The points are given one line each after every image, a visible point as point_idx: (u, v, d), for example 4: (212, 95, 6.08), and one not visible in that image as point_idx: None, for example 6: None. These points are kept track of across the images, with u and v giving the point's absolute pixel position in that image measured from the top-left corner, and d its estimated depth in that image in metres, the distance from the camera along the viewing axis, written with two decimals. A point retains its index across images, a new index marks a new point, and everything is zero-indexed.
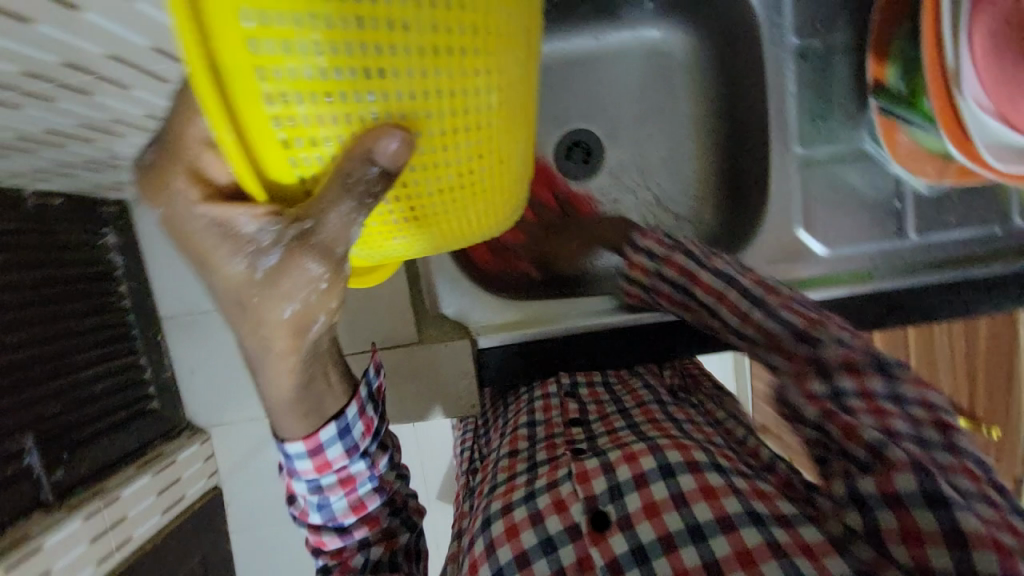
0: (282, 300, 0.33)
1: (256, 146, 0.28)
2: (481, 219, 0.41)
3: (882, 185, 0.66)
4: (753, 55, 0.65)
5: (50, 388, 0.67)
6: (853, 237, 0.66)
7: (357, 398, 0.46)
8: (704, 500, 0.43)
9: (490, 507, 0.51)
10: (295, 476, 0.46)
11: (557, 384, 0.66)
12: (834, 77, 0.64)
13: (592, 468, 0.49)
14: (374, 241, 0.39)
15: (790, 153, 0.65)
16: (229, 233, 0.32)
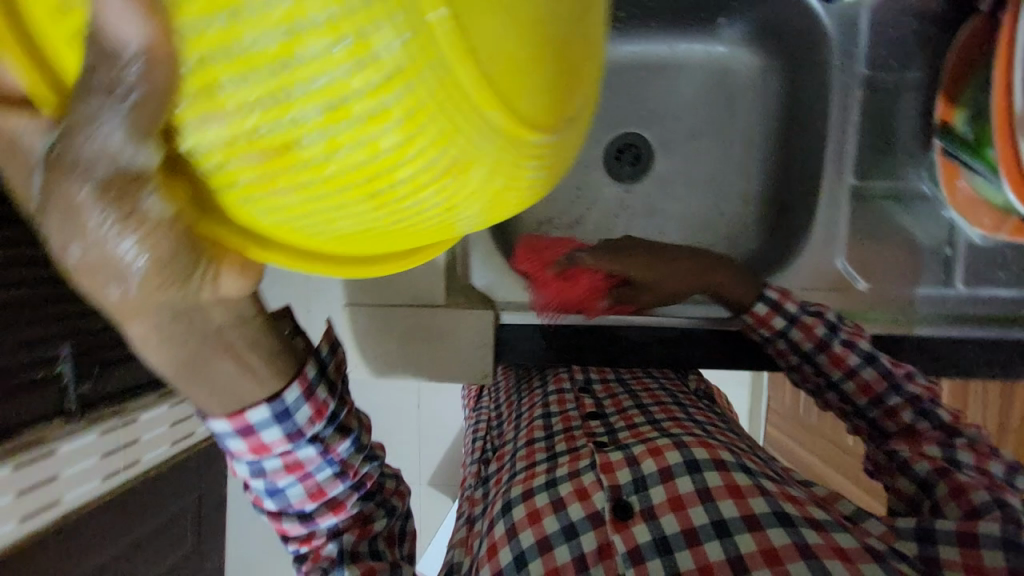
0: (70, 237, 0.26)
1: (34, 28, 0.23)
2: (387, 172, 0.24)
3: (934, 230, 0.65)
4: (820, 81, 0.65)
5: (78, 307, 0.64)
6: (896, 277, 0.65)
7: (300, 379, 0.43)
8: (731, 498, 0.45)
9: (511, 492, 0.53)
10: (235, 458, 0.44)
11: (573, 377, 0.69)
12: (900, 113, 0.64)
13: (616, 461, 0.51)
14: (254, 203, 0.26)
15: (843, 184, 0.64)
16: (7, 142, 0.26)
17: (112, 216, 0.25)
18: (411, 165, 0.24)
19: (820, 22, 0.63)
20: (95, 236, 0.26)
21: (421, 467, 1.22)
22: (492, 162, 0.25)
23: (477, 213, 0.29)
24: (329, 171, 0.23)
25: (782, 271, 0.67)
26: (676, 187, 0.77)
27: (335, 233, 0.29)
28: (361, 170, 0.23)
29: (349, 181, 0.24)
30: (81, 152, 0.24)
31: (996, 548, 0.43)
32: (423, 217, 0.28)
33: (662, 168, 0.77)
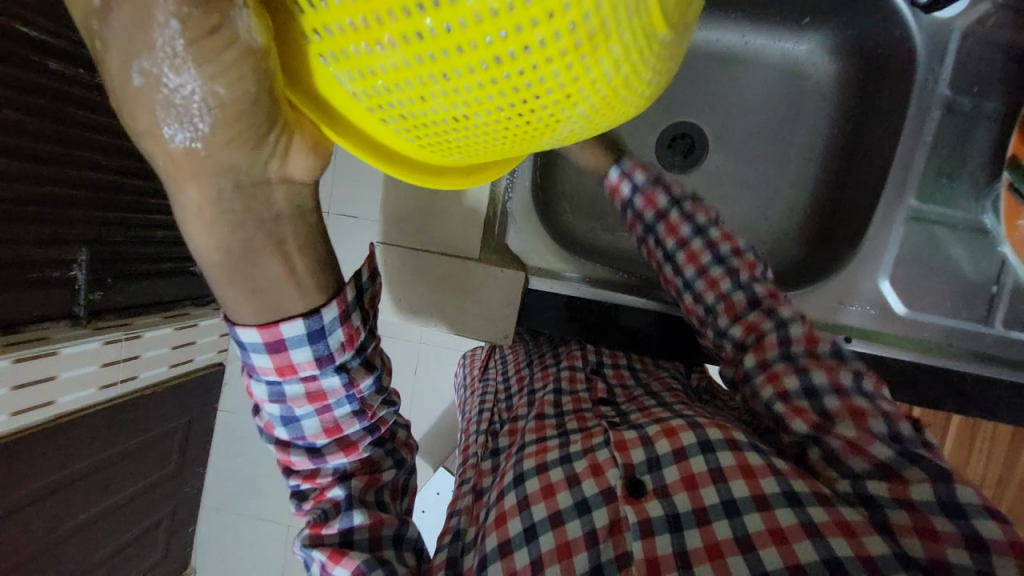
0: (135, 53, 0.27)
1: None
2: (518, 23, 0.23)
3: (985, 265, 0.63)
4: (896, 98, 0.64)
5: (116, 217, 0.78)
6: (937, 307, 0.64)
7: (339, 300, 0.42)
8: (744, 478, 0.46)
9: (524, 465, 0.53)
10: (255, 375, 0.43)
11: (584, 359, 0.67)
12: (972, 142, 0.62)
13: (630, 439, 0.51)
14: (361, 54, 0.25)
15: (903, 205, 0.63)
16: None
17: (183, 21, 0.27)
18: (543, 21, 0.23)
19: (909, 35, 0.61)
20: (162, 56, 0.27)
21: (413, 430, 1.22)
22: (617, 47, 0.25)
23: (581, 114, 0.28)
24: (461, 19, 0.23)
25: (822, 282, 0.65)
26: (724, 184, 0.76)
27: (426, 117, 0.28)
28: (488, 17, 0.23)
29: (469, 33, 0.23)
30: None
31: (945, 514, 0.42)
32: (526, 102, 0.26)
33: (713, 164, 0.76)
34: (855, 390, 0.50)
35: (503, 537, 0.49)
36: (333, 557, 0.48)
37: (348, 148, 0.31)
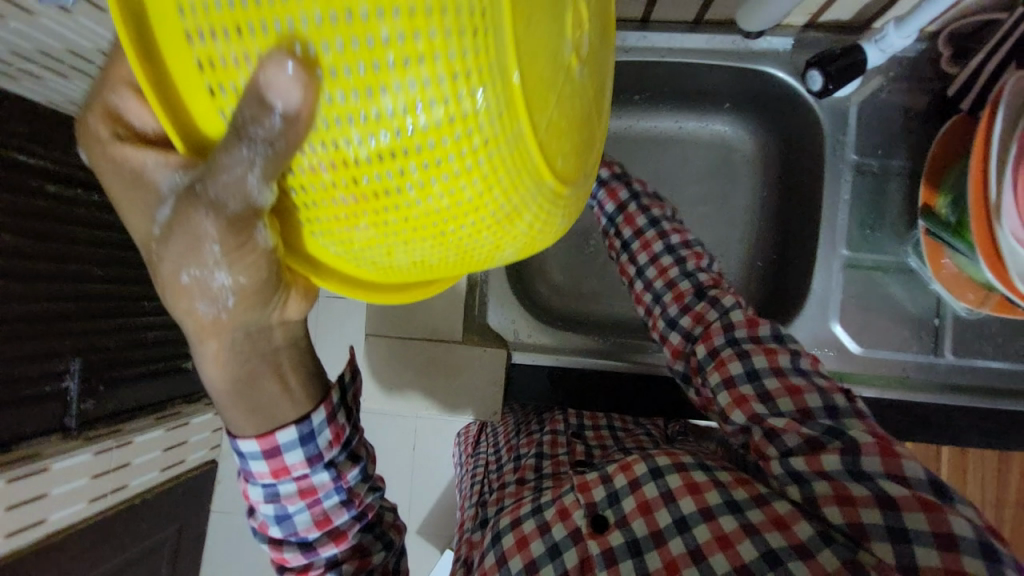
0: (184, 263, 0.34)
1: (184, 94, 0.29)
2: (458, 215, 0.30)
3: (923, 302, 0.69)
4: (815, 163, 0.73)
5: (111, 324, 0.82)
6: (888, 343, 0.69)
7: (326, 404, 0.45)
8: (690, 494, 0.49)
9: (501, 523, 0.55)
10: (251, 480, 0.45)
11: (566, 421, 0.68)
12: (887, 196, 0.71)
13: (592, 480, 0.54)
14: (337, 233, 0.32)
15: (837, 254, 0.70)
16: (141, 179, 0.35)
17: (223, 242, 0.33)
18: (474, 212, 0.30)
19: (815, 112, 0.71)
20: (207, 262, 0.34)
21: (413, 511, 1.20)
22: (530, 213, 0.33)
23: (511, 255, 0.36)
24: (413, 215, 0.30)
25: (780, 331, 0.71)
26: None
27: (390, 265, 0.35)
28: (436, 214, 0.30)
29: (422, 222, 0.30)
30: (212, 191, 0.31)
31: (859, 480, 0.45)
32: (468, 254, 0.34)
33: None
34: (792, 366, 0.53)
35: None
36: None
37: (331, 288, 0.36)
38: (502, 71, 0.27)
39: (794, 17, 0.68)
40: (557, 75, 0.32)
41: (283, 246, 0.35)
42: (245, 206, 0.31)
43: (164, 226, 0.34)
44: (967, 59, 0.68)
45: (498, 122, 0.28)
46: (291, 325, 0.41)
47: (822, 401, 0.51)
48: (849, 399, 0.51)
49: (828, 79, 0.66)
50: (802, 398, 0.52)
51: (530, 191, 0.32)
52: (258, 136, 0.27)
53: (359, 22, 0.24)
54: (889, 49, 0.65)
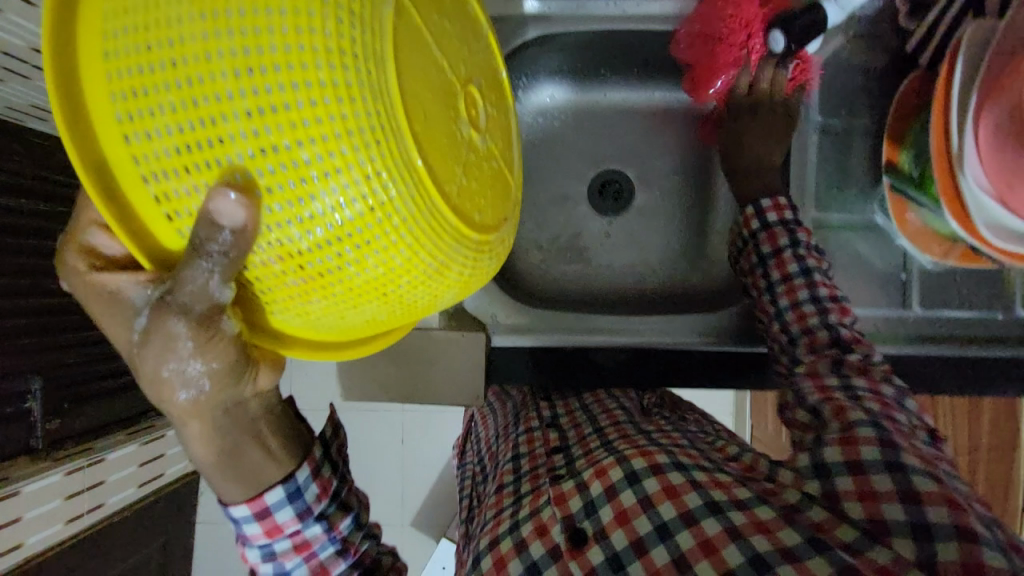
0: (164, 357, 0.39)
1: (147, 220, 0.37)
2: (391, 276, 0.40)
3: (891, 257, 0.71)
4: (781, 126, 0.73)
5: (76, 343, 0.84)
6: (860, 300, 0.70)
7: (310, 459, 0.48)
8: (669, 500, 0.47)
9: (480, 544, 0.54)
10: (247, 543, 0.47)
11: (540, 415, 0.68)
12: (852, 155, 0.71)
13: (568, 490, 0.53)
14: (294, 305, 0.41)
15: (806, 214, 0.71)
16: (117, 297, 0.41)
17: (196, 338, 0.39)
18: (403, 272, 0.40)
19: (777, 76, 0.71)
20: (181, 356, 0.39)
21: (406, 504, 1.19)
22: (453, 261, 0.43)
23: (448, 296, 0.45)
24: (355, 281, 0.39)
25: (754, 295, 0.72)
26: (655, 220, 0.83)
27: (344, 324, 0.43)
28: (373, 277, 0.39)
29: (364, 286, 0.39)
30: (183, 295, 0.37)
31: (888, 472, 0.44)
32: (409, 304, 0.43)
33: (642, 203, 0.83)
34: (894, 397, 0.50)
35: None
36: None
37: (297, 355, 0.44)
38: (399, 162, 0.37)
39: None
40: (456, 151, 0.43)
41: (247, 326, 0.42)
42: (211, 303, 0.38)
43: (142, 332, 0.40)
44: (924, 14, 0.67)
45: (406, 199, 0.37)
46: (267, 393, 0.45)
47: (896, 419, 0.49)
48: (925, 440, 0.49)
49: (791, 42, 0.66)
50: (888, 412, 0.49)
51: (449, 244, 0.42)
52: (213, 248, 0.36)
53: (283, 153, 0.34)
54: (845, 4, 0.66)
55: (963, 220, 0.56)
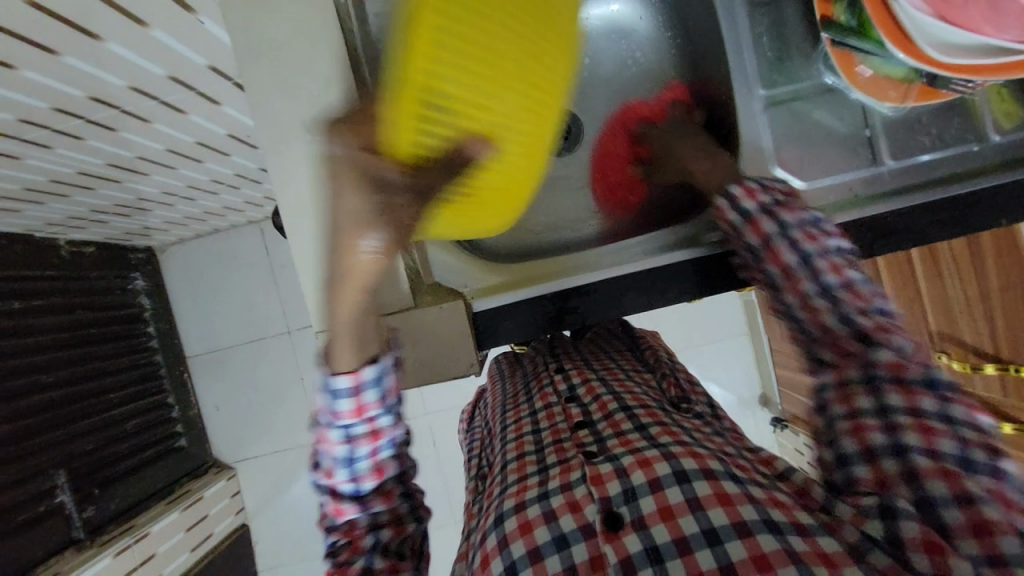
0: (376, 236, 0.44)
1: (401, 123, 0.44)
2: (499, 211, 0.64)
3: (851, 118, 0.68)
4: (707, 11, 0.71)
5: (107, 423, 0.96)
6: (829, 169, 0.68)
7: (390, 354, 0.53)
8: (721, 506, 0.44)
9: (503, 506, 0.53)
10: (333, 422, 0.52)
11: (558, 389, 0.68)
12: (786, 21, 0.68)
13: (606, 472, 0.51)
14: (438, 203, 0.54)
15: (756, 96, 0.68)
16: (366, 172, 0.43)
17: (395, 227, 0.44)
18: (506, 196, 0.62)
19: None
20: (372, 235, 0.44)
21: (454, 502, 1.18)
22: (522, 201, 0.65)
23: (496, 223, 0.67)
24: (478, 194, 0.58)
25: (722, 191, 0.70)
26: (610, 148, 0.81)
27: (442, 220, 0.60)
28: (491, 200, 0.61)
29: (477, 201, 0.59)
30: (422, 185, 0.45)
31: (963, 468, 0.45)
32: (476, 215, 0.62)
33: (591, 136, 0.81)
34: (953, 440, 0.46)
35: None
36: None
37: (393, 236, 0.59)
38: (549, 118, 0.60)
39: None
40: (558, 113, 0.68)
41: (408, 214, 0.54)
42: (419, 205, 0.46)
43: (379, 209, 0.43)
44: None
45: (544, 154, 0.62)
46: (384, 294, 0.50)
47: (958, 451, 0.45)
48: (991, 450, 0.45)
49: None
50: (937, 440, 0.46)
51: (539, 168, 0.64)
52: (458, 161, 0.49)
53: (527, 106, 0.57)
54: None
55: (903, 44, 0.53)
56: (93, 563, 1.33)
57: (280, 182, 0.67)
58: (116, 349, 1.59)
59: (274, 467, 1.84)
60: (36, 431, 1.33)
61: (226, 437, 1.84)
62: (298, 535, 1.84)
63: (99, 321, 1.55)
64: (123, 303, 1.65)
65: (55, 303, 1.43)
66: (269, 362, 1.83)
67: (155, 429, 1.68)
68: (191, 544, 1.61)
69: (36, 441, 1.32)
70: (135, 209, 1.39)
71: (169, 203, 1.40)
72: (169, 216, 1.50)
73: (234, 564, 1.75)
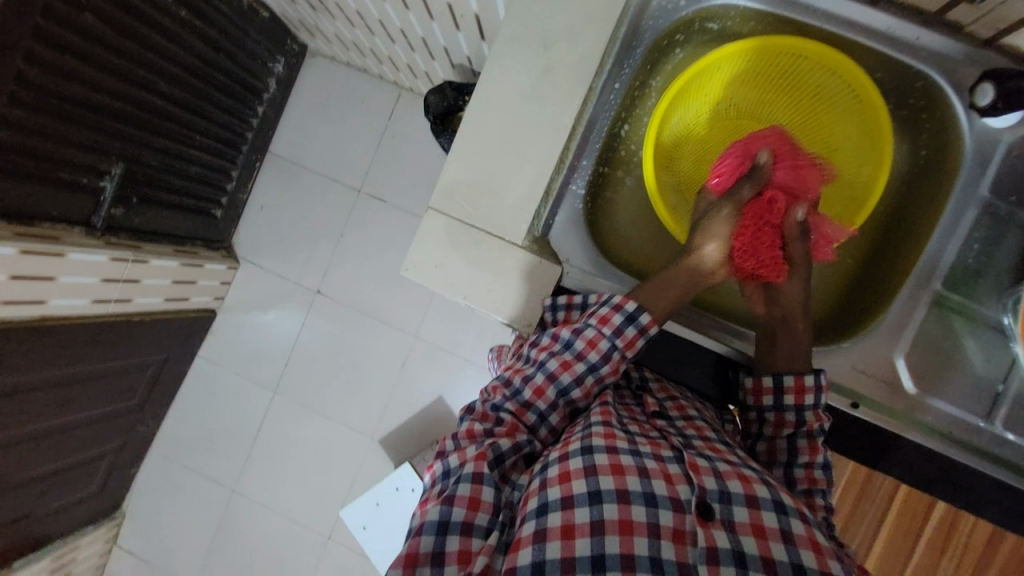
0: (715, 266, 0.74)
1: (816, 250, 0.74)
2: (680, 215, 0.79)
3: (995, 367, 0.71)
4: (941, 190, 0.73)
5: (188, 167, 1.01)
6: (945, 394, 0.71)
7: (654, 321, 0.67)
8: (812, 550, 0.54)
9: (592, 440, 0.60)
10: (611, 335, 0.66)
11: (630, 376, 0.76)
12: (1000, 248, 0.71)
13: (703, 466, 0.59)
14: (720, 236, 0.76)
15: (930, 288, 0.71)
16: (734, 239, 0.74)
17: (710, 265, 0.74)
18: None
19: (960, 135, 0.70)
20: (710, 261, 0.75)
21: None
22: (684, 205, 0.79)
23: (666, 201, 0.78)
24: None
25: (858, 338, 0.73)
26: None
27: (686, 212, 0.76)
28: None
29: None
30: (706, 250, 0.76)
31: None
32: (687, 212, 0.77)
33: None
34: None
35: (513, 562, 0.54)
36: (468, 513, 0.58)
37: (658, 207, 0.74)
38: None
39: (978, 28, 0.67)
40: None
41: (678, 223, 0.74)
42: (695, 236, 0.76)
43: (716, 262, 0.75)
44: None
45: None
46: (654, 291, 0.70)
47: None
48: None
49: (998, 96, 0.65)
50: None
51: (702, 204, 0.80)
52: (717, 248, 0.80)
53: None
54: None
55: None
56: (92, 253, 1.39)
57: (492, 71, 0.69)
58: (226, 105, 1.66)
59: (270, 287, 1.91)
60: (132, 122, 1.38)
61: (251, 234, 1.92)
62: (247, 351, 1.92)
63: (230, 73, 1.62)
64: (255, 73, 1.71)
65: (215, 38, 1.49)
66: (327, 203, 1.88)
67: (207, 188, 1.74)
68: (168, 295, 1.68)
69: (124, 129, 1.36)
70: (326, 9, 1.44)
71: (353, 22, 1.44)
72: (343, 31, 1.55)
73: (186, 335, 1.84)
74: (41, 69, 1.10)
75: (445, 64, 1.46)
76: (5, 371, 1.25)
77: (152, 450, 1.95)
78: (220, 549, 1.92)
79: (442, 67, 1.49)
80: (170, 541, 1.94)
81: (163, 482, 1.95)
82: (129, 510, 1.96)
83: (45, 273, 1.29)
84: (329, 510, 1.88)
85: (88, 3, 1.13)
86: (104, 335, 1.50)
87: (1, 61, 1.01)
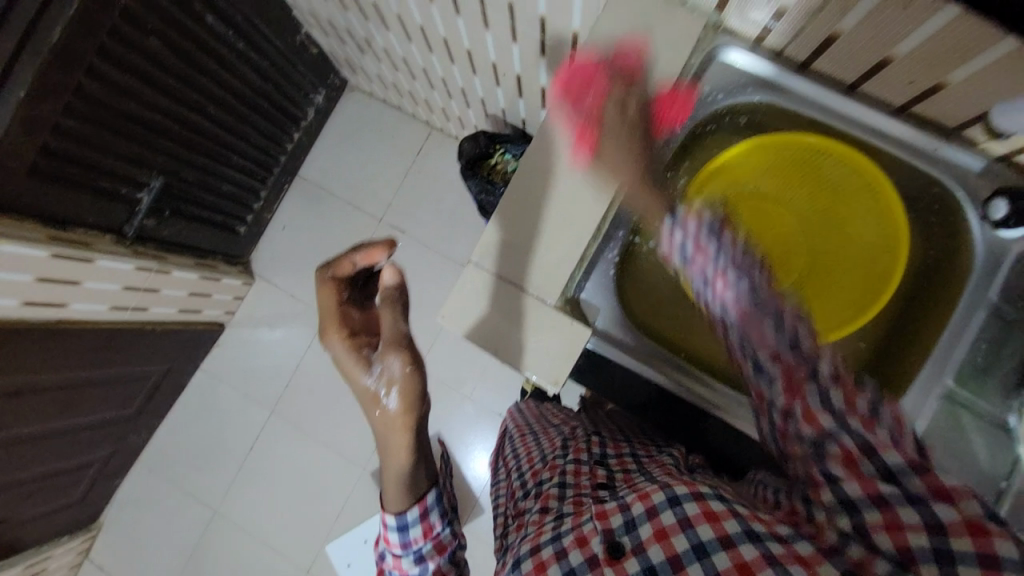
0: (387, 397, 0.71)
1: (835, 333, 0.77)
2: None
3: (999, 462, 0.74)
4: (954, 291, 0.77)
5: None
6: (954, 485, 0.73)
7: (421, 502, 0.72)
8: (709, 523, 0.55)
9: (522, 550, 0.63)
10: (405, 546, 0.71)
11: (590, 451, 0.78)
12: (1006, 349, 0.75)
13: (610, 508, 0.61)
14: None
15: (942, 382, 0.75)
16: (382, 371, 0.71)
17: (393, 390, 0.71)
18: None
19: (972, 241, 0.76)
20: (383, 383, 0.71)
21: None
22: None
23: None
24: None
25: None
26: None
27: None
28: None
29: None
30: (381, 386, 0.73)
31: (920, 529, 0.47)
32: None
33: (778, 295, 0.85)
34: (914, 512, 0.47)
35: None
36: None
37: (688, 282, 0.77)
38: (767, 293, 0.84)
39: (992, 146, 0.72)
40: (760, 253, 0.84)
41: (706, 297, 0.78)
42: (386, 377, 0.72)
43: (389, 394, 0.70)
44: None
45: None
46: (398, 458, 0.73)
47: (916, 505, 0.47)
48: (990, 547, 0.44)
49: (1010, 212, 0.70)
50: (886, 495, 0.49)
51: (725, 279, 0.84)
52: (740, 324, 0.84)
53: None
54: None
55: None
56: (118, 261, 1.42)
57: (539, 142, 0.75)
58: (265, 129, 1.73)
59: (283, 306, 1.94)
60: (174, 139, 1.43)
61: (270, 252, 1.96)
62: (250, 367, 1.92)
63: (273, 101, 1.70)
64: (296, 102, 1.79)
65: (264, 67, 1.57)
66: (349, 229, 1.94)
67: (234, 207, 1.79)
68: (182, 305, 1.70)
69: (167, 146, 1.41)
70: (373, 53, 1.53)
71: (396, 65, 1.52)
72: (385, 72, 1.64)
73: (192, 346, 1.84)
74: (100, 85, 1.15)
75: (478, 111, 1.54)
76: (15, 370, 1.25)
77: (139, 460, 1.91)
78: (195, 571, 1.85)
79: (475, 114, 1.57)
80: (143, 559, 1.88)
81: (144, 495, 1.90)
82: (106, 522, 1.90)
83: (70, 277, 1.31)
84: (313, 538, 1.83)
85: (154, 29, 1.20)
86: (114, 341, 1.51)
87: (65, 75, 1.06)
